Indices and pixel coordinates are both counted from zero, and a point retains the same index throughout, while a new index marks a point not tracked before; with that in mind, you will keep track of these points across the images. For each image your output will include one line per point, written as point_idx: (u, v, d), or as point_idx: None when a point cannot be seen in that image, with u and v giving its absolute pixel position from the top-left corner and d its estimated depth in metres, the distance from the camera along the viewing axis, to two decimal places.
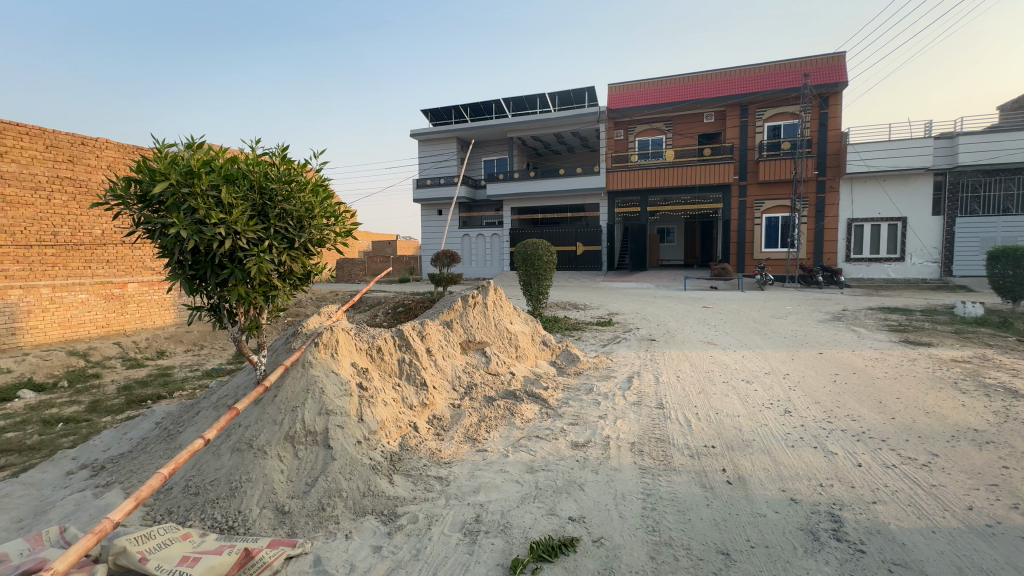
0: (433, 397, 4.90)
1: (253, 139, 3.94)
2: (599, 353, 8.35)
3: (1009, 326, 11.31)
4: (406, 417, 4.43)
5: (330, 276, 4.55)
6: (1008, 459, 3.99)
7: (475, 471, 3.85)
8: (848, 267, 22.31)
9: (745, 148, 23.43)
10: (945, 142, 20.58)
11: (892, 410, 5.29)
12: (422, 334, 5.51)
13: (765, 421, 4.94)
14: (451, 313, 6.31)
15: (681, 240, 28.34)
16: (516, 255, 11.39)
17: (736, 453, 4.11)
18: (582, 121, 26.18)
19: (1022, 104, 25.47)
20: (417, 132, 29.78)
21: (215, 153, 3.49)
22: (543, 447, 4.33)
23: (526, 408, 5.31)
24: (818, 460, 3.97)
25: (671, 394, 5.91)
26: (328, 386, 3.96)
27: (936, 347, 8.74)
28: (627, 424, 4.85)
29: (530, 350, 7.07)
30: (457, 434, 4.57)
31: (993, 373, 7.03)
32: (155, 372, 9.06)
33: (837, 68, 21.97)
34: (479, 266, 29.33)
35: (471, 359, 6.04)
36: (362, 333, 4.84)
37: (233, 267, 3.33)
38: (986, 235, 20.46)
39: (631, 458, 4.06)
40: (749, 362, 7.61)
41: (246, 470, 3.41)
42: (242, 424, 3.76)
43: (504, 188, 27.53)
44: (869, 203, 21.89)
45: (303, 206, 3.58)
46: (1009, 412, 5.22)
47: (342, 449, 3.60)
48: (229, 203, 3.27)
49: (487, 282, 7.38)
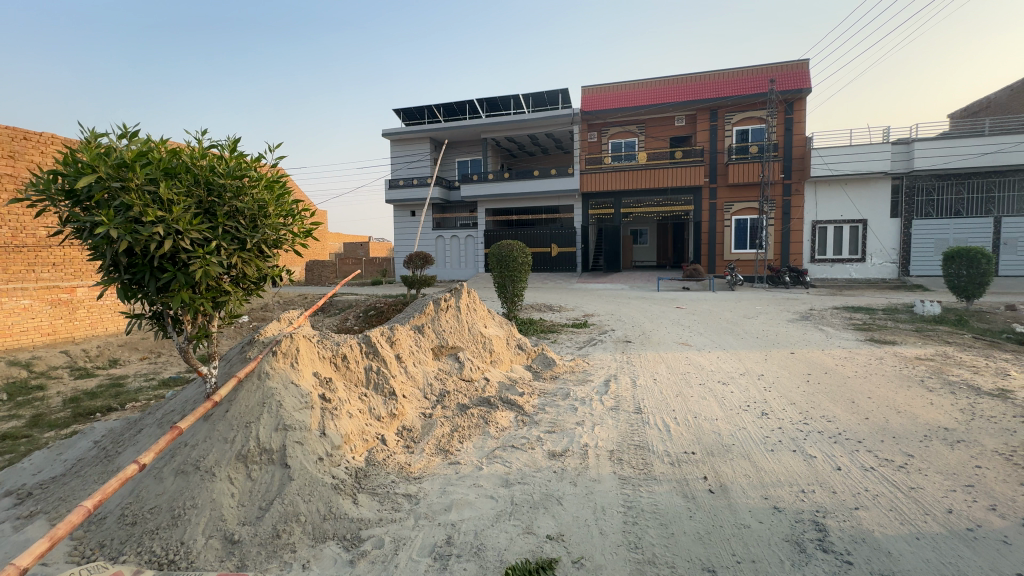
0: (402, 407, 4.65)
1: (202, 131, 3.63)
2: (576, 355, 8.22)
3: (964, 324, 11.77)
4: (373, 429, 4.17)
5: (289, 279, 4.25)
6: (979, 458, 4.02)
7: (446, 486, 3.61)
8: (813, 268, 22.99)
9: (715, 152, 23.86)
10: (902, 148, 21.42)
11: (865, 410, 5.32)
12: (391, 340, 5.25)
13: (743, 424, 4.87)
14: (423, 317, 6.06)
15: (654, 241, 28.69)
16: (490, 256, 11.17)
17: (717, 459, 4.02)
18: (556, 122, 26.19)
19: (971, 112, 26.81)
20: (389, 131, 29.23)
21: (154, 145, 3.17)
22: (519, 458, 4.14)
23: (501, 416, 5.10)
24: (798, 465, 3.91)
25: (649, 398, 5.80)
26: (286, 399, 3.66)
27: (900, 345, 8.97)
28: (605, 430, 4.70)
29: (505, 355, 6.85)
30: (428, 445, 4.33)
31: (956, 370, 7.22)
32: (107, 383, 8.42)
33: (801, 75, 22.64)
34: (453, 268, 28.98)
35: (444, 365, 5.80)
36: (325, 340, 4.54)
37: (174, 270, 3.01)
38: (939, 236, 21.38)
39: (610, 467, 3.90)
40: (724, 363, 7.61)
41: (192, 495, 3.09)
42: (188, 443, 3.42)
43: (478, 189, 27.27)
44: (832, 205, 22.63)
45: (255, 204, 3.28)
46: (974, 409, 5.32)
47: (302, 468, 3.32)
48: (169, 200, 2.95)
49: (461, 284, 7.12)
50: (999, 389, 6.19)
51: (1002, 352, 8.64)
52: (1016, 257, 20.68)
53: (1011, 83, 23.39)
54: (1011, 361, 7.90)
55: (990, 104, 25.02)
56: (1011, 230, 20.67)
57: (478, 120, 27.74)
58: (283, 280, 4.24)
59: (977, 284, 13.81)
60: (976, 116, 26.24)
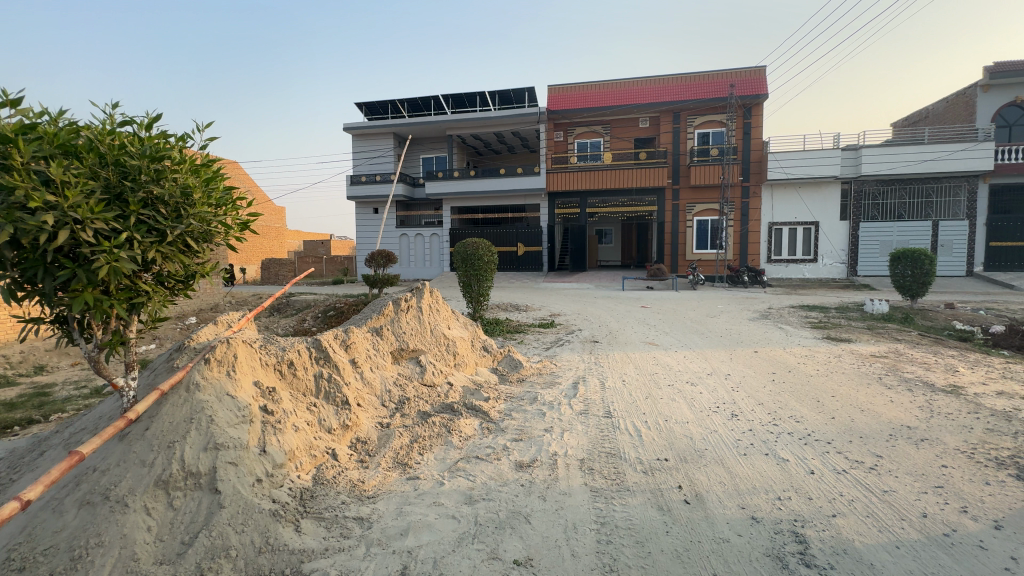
0: (356, 416, 4.27)
1: (115, 105, 3.12)
2: (543, 356, 7.98)
3: (910, 321, 12.32)
4: (323, 444, 3.80)
5: (227, 278, 3.80)
6: (945, 457, 4.01)
7: (403, 507, 3.27)
8: (770, 268, 23.79)
9: (677, 154, 24.30)
10: (851, 154, 22.47)
11: (830, 409, 5.31)
12: (346, 344, 4.85)
13: (714, 426, 4.76)
14: (381, 318, 5.66)
15: (618, 241, 28.97)
16: (455, 254, 10.80)
17: (691, 465, 3.85)
18: (522, 121, 26.01)
19: (912, 122, 28.41)
20: (350, 126, 28.27)
21: (54, 121, 2.69)
22: (484, 470, 3.84)
23: (465, 423, 4.78)
24: (771, 469, 3.80)
25: (619, 400, 5.63)
26: (219, 413, 3.23)
27: (856, 343, 9.22)
28: (575, 437, 4.47)
29: (470, 357, 6.52)
30: (386, 459, 3.97)
31: (910, 367, 7.43)
32: (29, 392, 7.52)
33: (759, 81, 23.36)
34: (417, 267, 28.33)
35: (404, 369, 5.44)
36: (269, 345, 4.10)
37: (75, 267, 2.53)
38: (884, 238, 22.54)
39: (581, 478, 3.66)
40: (692, 363, 7.56)
41: (99, 531, 2.65)
42: (98, 468, 2.96)
43: (443, 187, 26.71)
44: (788, 208, 23.45)
45: (178, 190, 2.82)
46: (932, 407, 5.42)
47: (234, 493, 2.92)
48: (64, 182, 2.48)
49: (423, 282, 6.72)
50: (951, 385, 6.37)
51: (948, 348, 9.02)
52: (952, 258, 22.02)
53: (947, 95, 24.94)
54: (957, 358, 8.21)
55: (929, 114, 26.59)
56: (947, 233, 22.00)
57: (443, 116, 27.20)
58: (219, 278, 3.78)
59: (920, 283, 14.53)
60: (916, 125, 27.87)
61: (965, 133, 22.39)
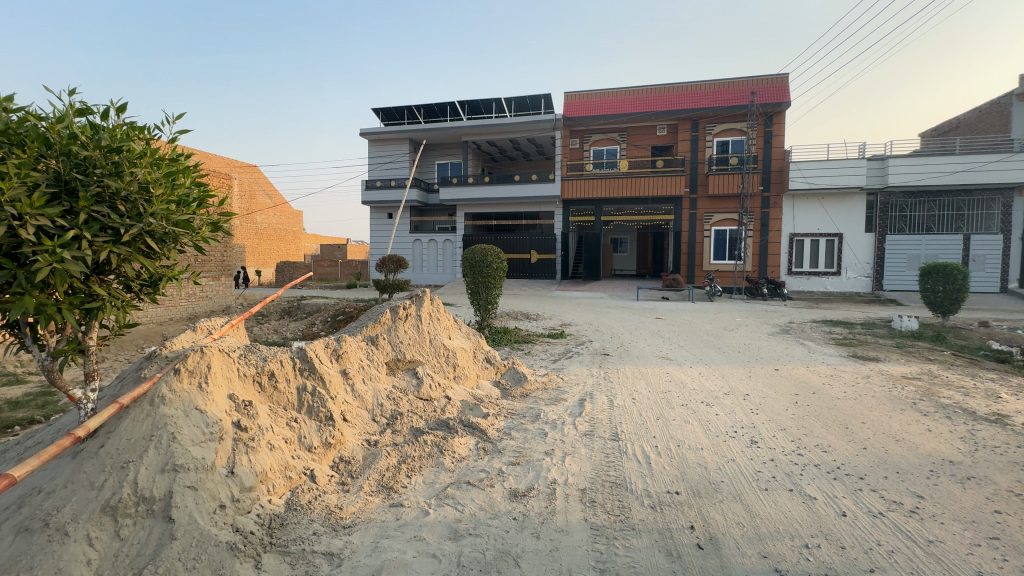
0: (341, 433, 3.97)
1: (78, 97, 2.90)
2: (550, 369, 7.62)
3: (942, 340, 11.64)
4: (300, 463, 3.52)
5: (198, 280, 3.54)
6: (996, 500, 3.54)
7: (379, 541, 2.94)
8: (790, 280, 23.05)
9: (695, 162, 23.80)
10: (877, 164, 21.70)
11: (860, 438, 4.83)
12: (337, 353, 4.57)
13: (731, 454, 4.35)
14: (377, 327, 5.38)
15: (634, 250, 28.48)
16: (463, 261, 10.50)
17: (705, 500, 3.46)
18: (538, 128, 25.85)
19: (942, 132, 27.45)
20: (367, 131, 28.44)
21: (4, 111, 2.49)
22: (475, 498, 3.49)
23: (460, 443, 4.44)
24: (796, 508, 3.38)
25: (627, 421, 5.24)
26: (183, 430, 2.98)
27: (884, 363, 8.66)
28: (577, 463, 4.10)
29: (471, 369, 6.17)
30: (369, 482, 3.66)
31: (946, 391, 6.84)
32: (33, 391, 7.33)
33: (781, 88, 22.78)
34: (430, 273, 28.22)
35: (399, 382, 5.14)
36: (250, 354, 3.83)
37: (13, 269, 2.29)
38: (911, 252, 21.65)
39: (580, 512, 3.30)
40: (708, 380, 7.11)
41: (31, 563, 2.41)
42: (44, 489, 2.74)
43: (457, 193, 26.60)
44: (810, 219, 22.74)
45: (136, 184, 2.56)
46: (975, 438, 4.91)
47: (189, 522, 2.66)
48: (3, 174, 2.25)
49: (424, 290, 6.40)
50: (994, 414, 5.80)
51: (986, 371, 8.41)
52: (985, 273, 21.01)
53: (979, 105, 24.00)
54: (998, 381, 7.58)
55: (960, 124, 25.61)
56: (980, 247, 21.03)
57: (459, 122, 27.17)
58: (191, 281, 3.53)
59: (952, 300, 13.75)
60: (947, 135, 26.84)
61: (998, 143, 21.48)
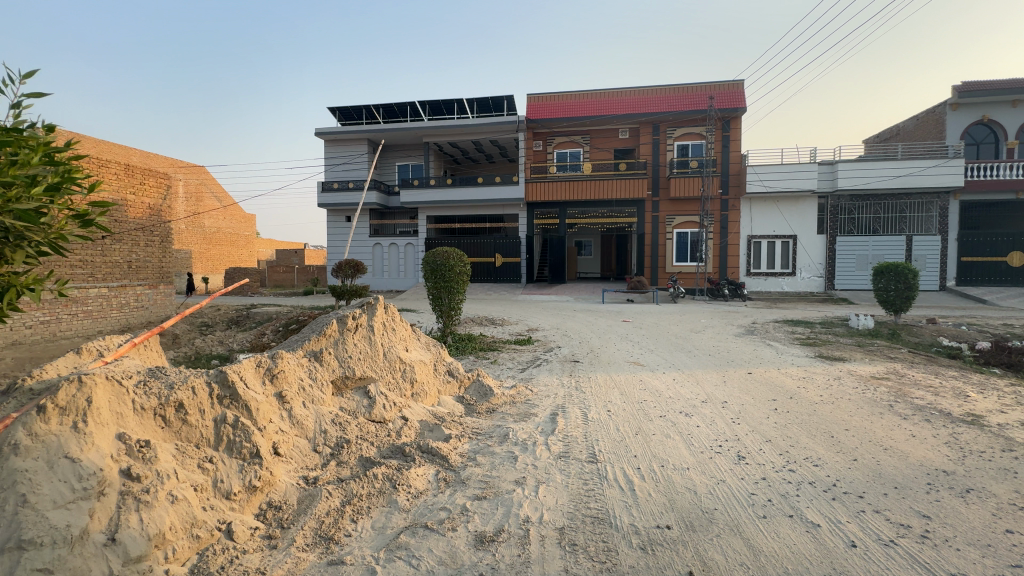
0: (271, 472, 3.29)
1: None
2: (518, 380, 7.10)
3: (898, 338, 11.91)
4: (214, 515, 2.85)
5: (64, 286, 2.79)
6: (1004, 517, 3.27)
7: None
8: (749, 281, 23.54)
9: (657, 165, 24.01)
10: (827, 168, 22.50)
11: (848, 448, 4.55)
12: (272, 374, 3.88)
13: (718, 474, 3.94)
14: (321, 340, 4.68)
15: (598, 252, 28.48)
16: (423, 265, 9.80)
17: (700, 536, 3.01)
18: (500, 130, 25.44)
19: (886, 139, 28.81)
20: (323, 131, 27.22)
21: None
22: (433, 548, 2.90)
23: (418, 474, 3.82)
24: (801, 540, 2.99)
25: (604, 438, 4.77)
26: (41, 490, 2.33)
27: (852, 363, 8.62)
28: (552, 494, 3.58)
29: (431, 384, 5.54)
30: (304, 533, 3.00)
31: (917, 392, 6.75)
32: None
33: (737, 94, 23.27)
34: (391, 277, 27.25)
35: (348, 404, 4.48)
36: (151, 380, 3.12)
37: None
38: (861, 253, 22.52)
39: (560, 561, 2.78)
40: (682, 388, 6.74)
41: None
42: None
43: (418, 195, 25.76)
44: (766, 221, 23.31)
45: None
46: (959, 443, 4.73)
47: None
48: None
49: (377, 297, 5.70)
50: (970, 415, 5.70)
51: (947, 369, 8.49)
52: (927, 272, 22.07)
53: (917, 114, 25.34)
54: (960, 380, 7.61)
55: (899, 132, 27.02)
56: (921, 248, 22.12)
57: (419, 123, 26.36)
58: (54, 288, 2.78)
59: (904, 298, 14.16)
60: (888, 142, 28.29)
61: (935, 149, 22.71)
